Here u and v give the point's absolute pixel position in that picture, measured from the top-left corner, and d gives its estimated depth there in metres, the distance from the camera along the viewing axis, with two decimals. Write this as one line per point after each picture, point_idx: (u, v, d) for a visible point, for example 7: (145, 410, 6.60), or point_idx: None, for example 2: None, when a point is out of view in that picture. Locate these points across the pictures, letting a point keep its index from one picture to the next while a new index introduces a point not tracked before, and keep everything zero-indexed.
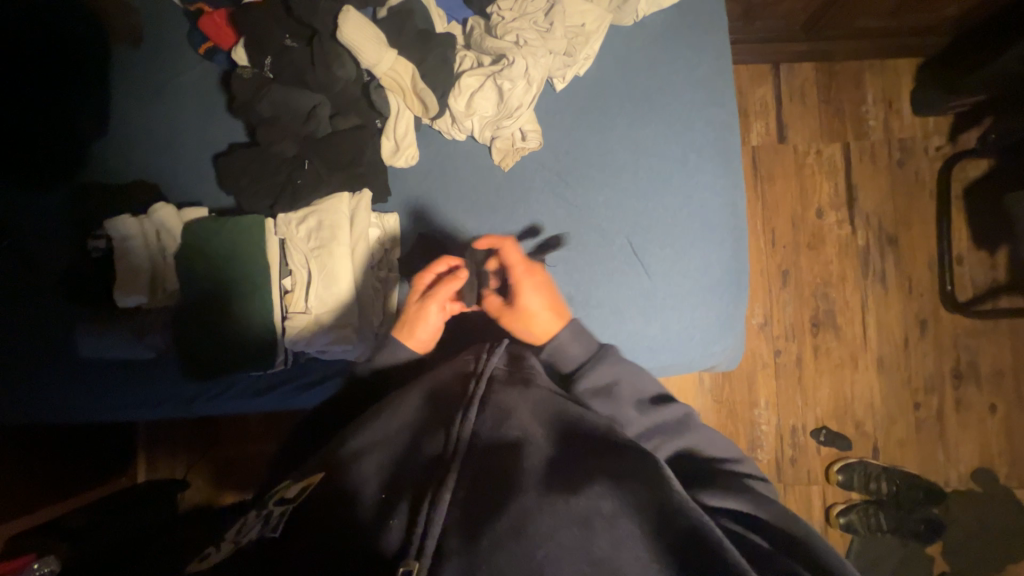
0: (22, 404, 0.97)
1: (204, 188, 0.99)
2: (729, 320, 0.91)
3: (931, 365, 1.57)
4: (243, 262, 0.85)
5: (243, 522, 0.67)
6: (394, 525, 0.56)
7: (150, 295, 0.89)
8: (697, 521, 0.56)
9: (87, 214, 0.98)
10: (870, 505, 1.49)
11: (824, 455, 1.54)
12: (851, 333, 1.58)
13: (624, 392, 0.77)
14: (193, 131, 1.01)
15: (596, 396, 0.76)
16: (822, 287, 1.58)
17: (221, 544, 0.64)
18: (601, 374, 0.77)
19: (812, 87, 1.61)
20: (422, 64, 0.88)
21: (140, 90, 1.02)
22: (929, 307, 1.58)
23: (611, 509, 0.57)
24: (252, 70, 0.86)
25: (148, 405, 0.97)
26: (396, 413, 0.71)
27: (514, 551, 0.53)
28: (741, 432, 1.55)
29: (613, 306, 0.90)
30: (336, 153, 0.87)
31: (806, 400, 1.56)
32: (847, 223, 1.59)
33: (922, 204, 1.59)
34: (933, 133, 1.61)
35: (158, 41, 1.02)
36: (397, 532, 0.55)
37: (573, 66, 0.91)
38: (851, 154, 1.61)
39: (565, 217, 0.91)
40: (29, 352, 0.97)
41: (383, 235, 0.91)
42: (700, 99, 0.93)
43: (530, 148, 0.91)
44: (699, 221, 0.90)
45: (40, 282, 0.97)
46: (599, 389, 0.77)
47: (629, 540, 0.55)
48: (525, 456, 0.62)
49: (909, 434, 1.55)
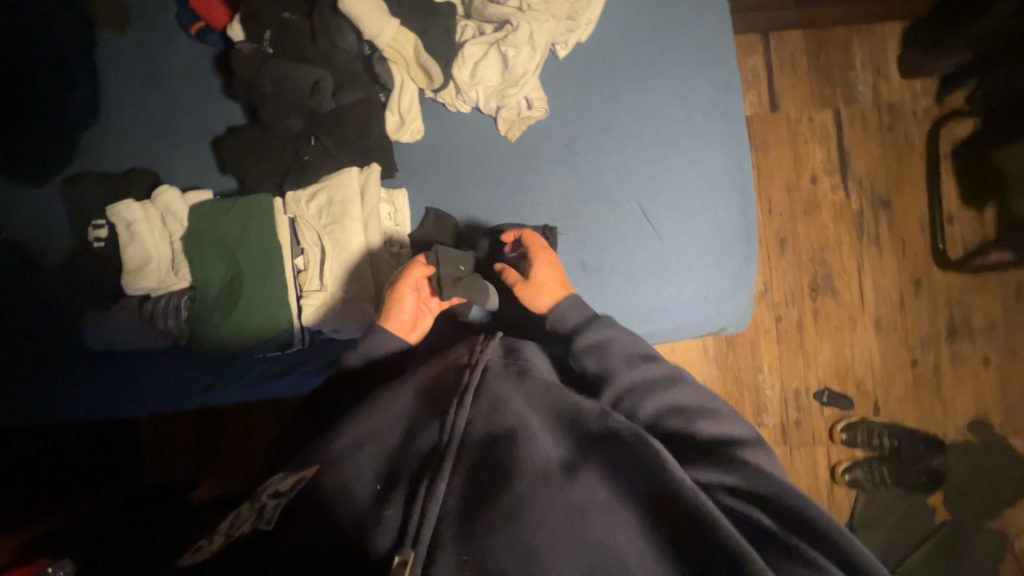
0: (36, 403, 0.95)
1: (203, 173, 0.97)
2: (741, 279, 0.92)
3: (926, 322, 1.61)
4: (253, 243, 0.85)
5: (235, 514, 0.64)
6: (391, 517, 0.58)
7: (159, 282, 0.88)
8: (691, 502, 0.56)
9: (85, 205, 0.95)
10: (874, 460, 1.54)
11: (827, 416, 1.58)
12: (849, 296, 1.61)
13: (623, 353, 0.77)
14: (189, 116, 0.99)
15: (593, 356, 0.77)
16: (819, 252, 1.61)
17: (215, 535, 0.62)
18: (598, 334, 0.78)
19: (802, 54, 1.62)
20: (424, 34, 0.87)
21: (133, 77, 1.00)
22: (923, 266, 1.62)
23: (604, 497, 0.59)
24: (251, 45, 0.84)
25: (159, 397, 0.95)
26: (389, 405, 0.71)
27: (508, 538, 0.55)
28: (746, 398, 1.58)
29: (626, 270, 0.90)
30: (343, 128, 0.86)
31: (808, 363, 1.60)
32: (840, 187, 1.62)
33: (913, 165, 1.62)
34: (922, 94, 1.63)
35: (148, 26, 1.00)
36: (392, 526, 0.57)
37: (576, 32, 0.90)
38: (843, 119, 1.63)
39: (575, 184, 0.91)
40: (35, 349, 0.95)
41: (394, 212, 0.90)
42: (702, 60, 0.93)
43: (536, 116, 0.91)
44: (708, 181, 0.91)
45: (43, 277, 0.96)
46: (597, 348, 0.78)
47: (619, 526, 0.57)
48: (520, 446, 0.63)
49: (908, 390, 1.59)
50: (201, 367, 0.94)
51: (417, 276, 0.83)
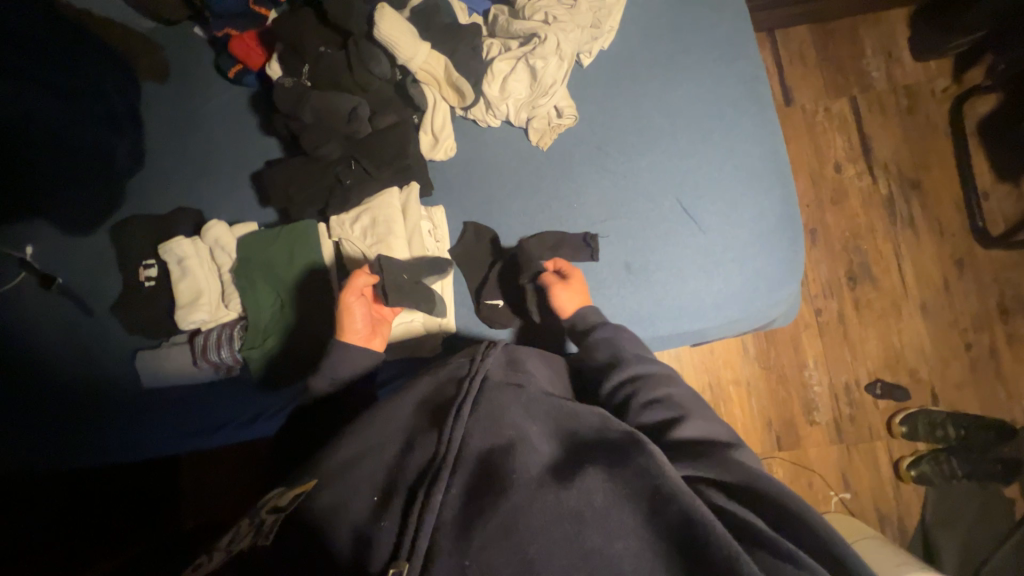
0: (82, 449, 0.94)
1: (244, 208, 1.00)
2: (791, 266, 0.90)
3: (975, 303, 1.54)
4: (302, 268, 0.88)
5: (234, 531, 0.57)
6: (387, 527, 0.52)
7: (212, 314, 0.91)
8: (688, 507, 0.50)
9: (132, 248, 0.98)
10: (940, 452, 1.44)
11: (883, 409, 1.51)
12: (889, 282, 1.56)
13: (632, 350, 0.75)
14: (228, 155, 1.02)
15: (601, 348, 0.76)
16: (852, 240, 1.58)
17: (214, 550, 0.55)
18: (605, 331, 0.78)
19: (810, 47, 1.63)
20: (453, 55, 0.89)
21: (174, 124, 1.05)
22: (963, 246, 1.56)
23: (603, 501, 0.52)
24: (291, 79, 0.88)
25: (207, 433, 0.94)
26: (387, 418, 0.62)
27: (503, 549, 0.49)
28: (794, 395, 1.52)
29: (673, 266, 0.89)
30: (382, 150, 0.88)
31: (854, 354, 1.53)
32: (866, 173, 1.59)
33: (939, 145, 1.59)
34: (939, 74, 1.61)
35: (187, 75, 1.06)
36: (389, 536, 0.51)
37: (599, 39, 0.92)
38: (860, 105, 1.62)
39: (611, 186, 0.91)
40: (94, 392, 0.98)
41: (434, 228, 0.91)
42: (725, 54, 0.94)
43: (566, 124, 0.92)
44: (745, 170, 0.91)
45: (101, 321, 1.00)
46: (605, 342, 0.77)
47: (619, 531, 0.50)
48: (517, 455, 0.56)
49: (966, 375, 1.51)
50: (251, 399, 0.93)
51: (361, 285, 0.80)
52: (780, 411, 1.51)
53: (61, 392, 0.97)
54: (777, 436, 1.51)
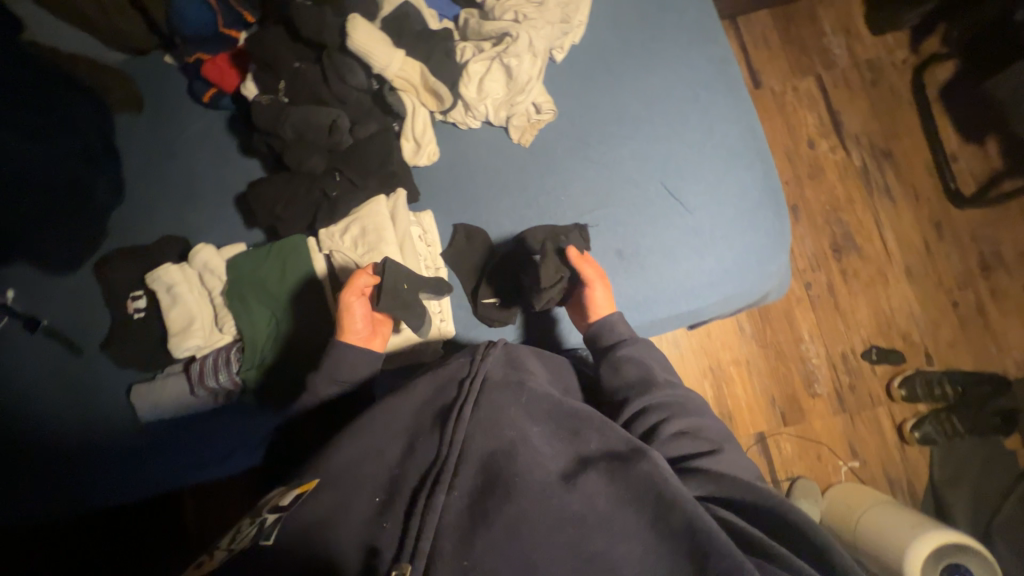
0: (79, 490, 0.92)
1: (230, 231, 0.99)
2: (778, 239, 0.91)
3: (957, 262, 1.58)
4: (296, 283, 0.87)
5: (234, 530, 0.56)
6: (390, 529, 0.52)
7: (205, 338, 0.90)
8: (691, 511, 0.51)
9: (118, 282, 0.96)
10: (941, 411, 1.46)
11: (881, 375, 1.53)
12: (873, 250, 1.59)
13: (664, 374, 0.74)
14: (210, 180, 1.01)
15: (632, 365, 0.73)
16: (833, 213, 1.61)
17: (218, 548, 0.54)
18: (636, 349, 0.75)
19: (772, 30, 1.68)
20: (428, 61, 0.90)
21: (152, 154, 1.04)
22: (939, 208, 1.60)
23: (604, 505, 0.54)
24: (268, 97, 0.88)
25: (212, 465, 0.93)
26: (387, 420, 0.61)
27: (506, 552, 0.50)
28: (794, 370, 1.54)
29: (664, 248, 0.90)
30: (366, 160, 0.89)
31: (847, 324, 1.56)
32: (839, 147, 1.63)
33: (906, 113, 1.64)
34: (898, 46, 1.66)
35: (161, 104, 1.05)
36: (393, 537, 0.52)
37: (570, 33, 0.94)
38: (826, 82, 1.66)
39: (596, 176, 0.93)
40: (88, 435, 0.95)
41: (424, 233, 0.91)
42: (693, 39, 0.96)
43: (545, 119, 0.94)
44: (724, 148, 0.92)
45: (91, 359, 0.97)
46: (634, 360, 0.74)
47: (620, 534, 0.52)
48: (519, 459, 0.56)
49: (957, 334, 1.54)
50: (254, 422, 0.92)
51: (363, 285, 0.80)
52: (782, 387, 1.53)
53: (55, 436, 0.94)
54: (782, 412, 1.52)
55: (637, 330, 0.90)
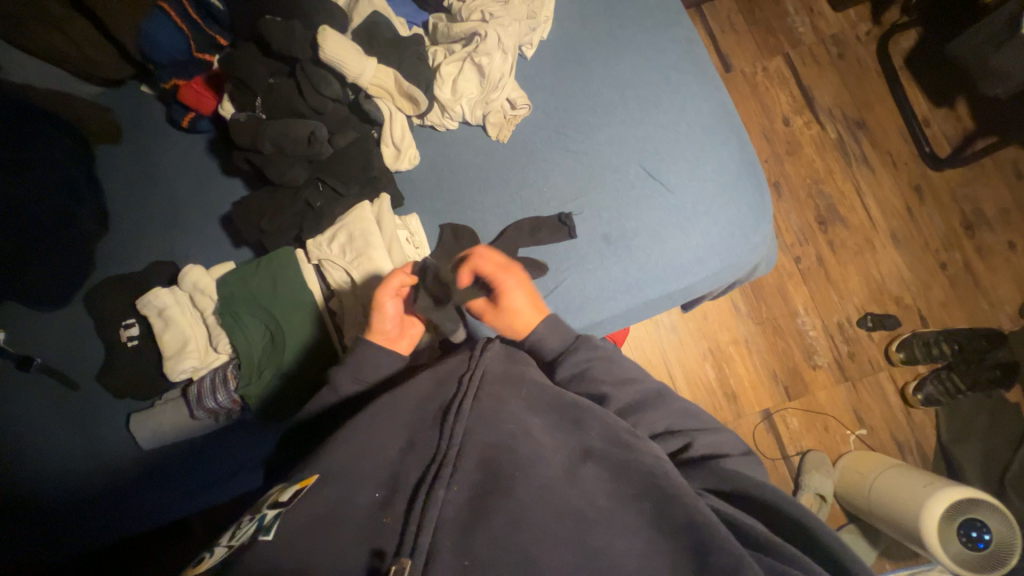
0: (88, 523, 0.92)
1: (219, 251, 0.99)
2: (760, 212, 0.93)
3: (940, 224, 1.60)
4: (286, 295, 0.87)
5: (235, 526, 0.55)
6: (390, 524, 0.51)
7: (201, 358, 0.90)
8: (691, 508, 0.51)
9: (109, 312, 0.96)
10: (941, 371, 1.47)
11: (878, 340, 1.54)
12: (857, 219, 1.61)
13: (610, 380, 0.70)
14: (195, 203, 1.02)
15: (578, 385, 0.71)
16: (815, 186, 1.63)
17: (218, 545, 0.54)
18: (573, 364, 0.71)
19: (737, 15, 1.72)
20: (401, 65, 0.91)
21: (134, 183, 1.04)
22: (917, 172, 1.63)
23: (604, 501, 0.54)
24: (246, 114, 0.88)
25: (219, 486, 0.94)
26: (388, 420, 0.62)
27: (509, 546, 0.48)
28: (793, 344, 1.55)
29: (649, 229, 0.91)
30: (347, 167, 0.89)
31: (840, 293, 1.57)
32: (814, 121, 1.66)
33: (875, 83, 1.67)
34: (860, 20, 1.70)
35: (141, 133, 1.06)
36: (393, 533, 0.50)
37: (538, 29, 0.96)
38: (795, 60, 1.70)
39: (576, 165, 0.94)
40: (90, 467, 0.94)
41: (411, 235, 0.92)
42: (658, 25, 0.98)
43: (522, 113, 0.95)
44: (699, 127, 0.94)
45: (89, 393, 0.97)
46: (575, 376, 0.71)
47: (622, 531, 0.51)
48: (520, 452, 0.56)
49: (948, 293, 1.56)
50: (262, 438, 0.93)
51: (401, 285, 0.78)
52: (782, 361, 1.54)
53: (57, 474, 0.93)
54: (785, 387, 1.53)
55: (631, 312, 0.91)
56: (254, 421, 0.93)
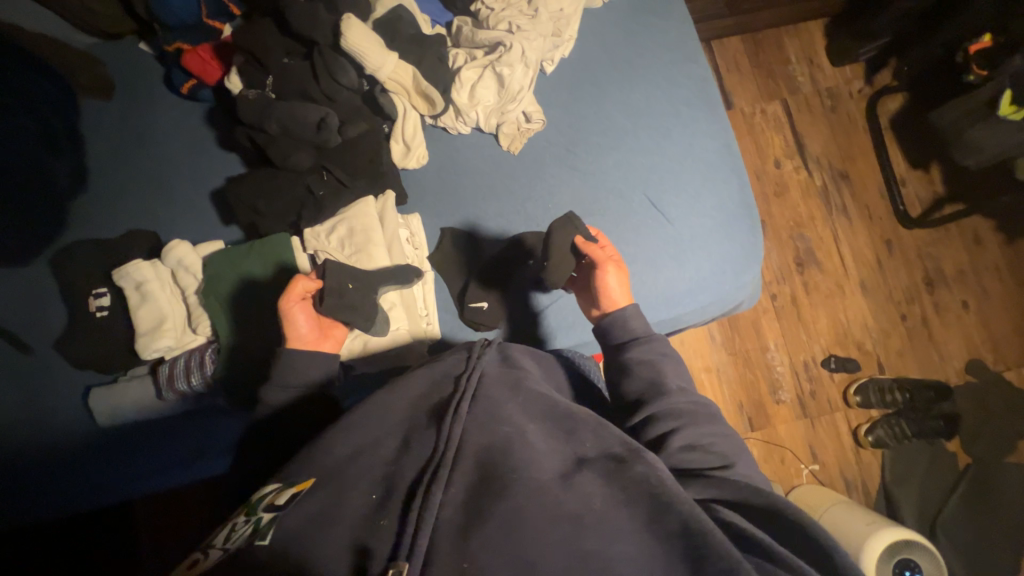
0: (27, 499, 0.86)
1: (207, 226, 0.95)
2: (752, 251, 0.96)
3: (905, 278, 1.70)
4: (274, 284, 0.85)
5: (231, 526, 0.55)
6: (387, 526, 0.50)
7: (177, 339, 0.86)
8: (686, 514, 0.51)
9: (80, 278, 0.90)
10: (891, 416, 1.56)
11: (838, 381, 1.62)
12: (832, 265, 1.70)
13: (676, 381, 0.74)
14: (185, 174, 0.97)
15: (642, 368, 0.75)
16: (796, 229, 1.71)
17: (212, 548, 0.53)
18: (649, 350, 0.76)
19: (743, 55, 1.78)
20: (421, 65, 0.91)
21: (120, 144, 0.99)
22: (890, 227, 1.72)
23: (600, 505, 0.53)
24: (255, 91, 0.86)
25: (179, 469, 0.89)
26: (382, 416, 0.61)
27: (505, 549, 0.48)
28: (760, 377, 1.61)
29: (646, 257, 0.93)
30: (354, 159, 0.88)
31: (808, 333, 1.65)
32: (802, 167, 1.74)
33: (861, 139, 1.76)
34: (854, 78, 1.79)
35: (133, 93, 1.00)
36: (389, 534, 0.49)
37: (560, 47, 0.97)
38: (791, 107, 1.77)
39: (582, 184, 0.95)
40: (35, 440, 0.88)
41: (412, 236, 0.92)
42: (675, 60, 1.01)
43: (535, 128, 0.96)
44: (704, 163, 0.97)
45: (46, 360, 0.91)
46: (646, 361, 0.75)
47: (616, 534, 0.51)
48: (515, 456, 0.56)
49: (905, 344, 1.65)
50: (233, 424, 0.90)
51: (307, 289, 0.79)
52: (749, 393, 1.60)
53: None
54: (749, 417, 1.59)
55: None
56: (226, 406, 0.88)
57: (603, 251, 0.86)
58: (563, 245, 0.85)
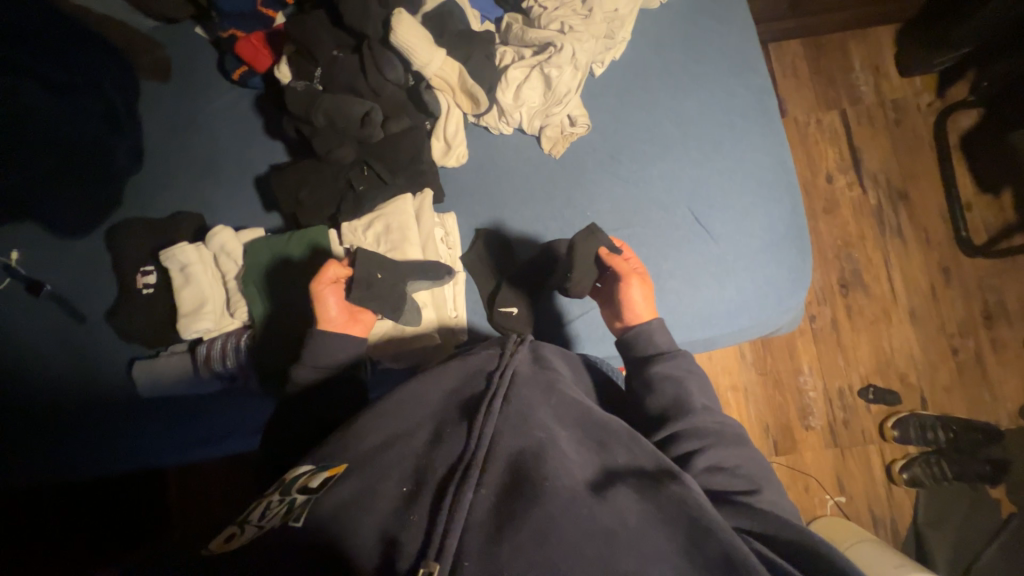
0: (71, 457, 0.91)
1: (249, 212, 0.97)
2: (800, 275, 0.91)
3: (960, 310, 1.57)
4: (309, 267, 0.88)
5: (265, 503, 0.56)
6: (417, 521, 0.49)
7: (217, 321, 0.89)
8: (728, 542, 0.49)
9: (129, 254, 0.94)
10: (931, 455, 1.46)
11: (875, 413, 1.53)
12: (880, 289, 1.59)
13: (702, 399, 0.71)
14: (231, 158, 0.99)
15: (666, 384, 0.72)
16: (845, 248, 1.60)
17: (246, 522, 0.54)
18: (676, 366, 0.73)
19: (802, 60, 1.67)
20: (468, 62, 0.89)
21: (172, 126, 1.02)
22: (949, 254, 1.60)
23: (636, 521, 0.51)
24: (304, 83, 0.87)
25: (211, 443, 0.93)
26: (413, 408, 0.62)
27: (536, 558, 0.47)
28: (790, 401, 1.54)
29: (685, 274, 0.90)
30: (397, 155, 0.88)
31: (847, 360, 1.56)
32: (857, 183, 1.62)
33: (925, 156, 1.63)
34: (923, 90, 1.65)
35: (187, 77, 1.03)
36: (418, 529, 0.49)
37: (613, 49, 0.94)
38: (850, 118, 1.65)
39: (623, 194, 0.92)
40: (81, 404, 0.93)
41: (447, 235, 0.91)
42: (732, 68, 0.96)
43: (579, 132, 0.93)
44: (756, 179, 0.92)
45: (94, 330, 0.95)
46: (672, 377, 0.73)
47: (652, 555, 0.49)
48: (547, 462, 0.54)
49: (953, 380, 1.54)
50: (262, 406, 0.92)
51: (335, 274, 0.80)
52: (776, 416, 1.53)
53: (49, 403, 0.92)
54: (775, 441, 1.52)
55: None
56: (257, 390, 0.91)
57: (627, 263, 0.84)
58: (585, 256, 0.83)
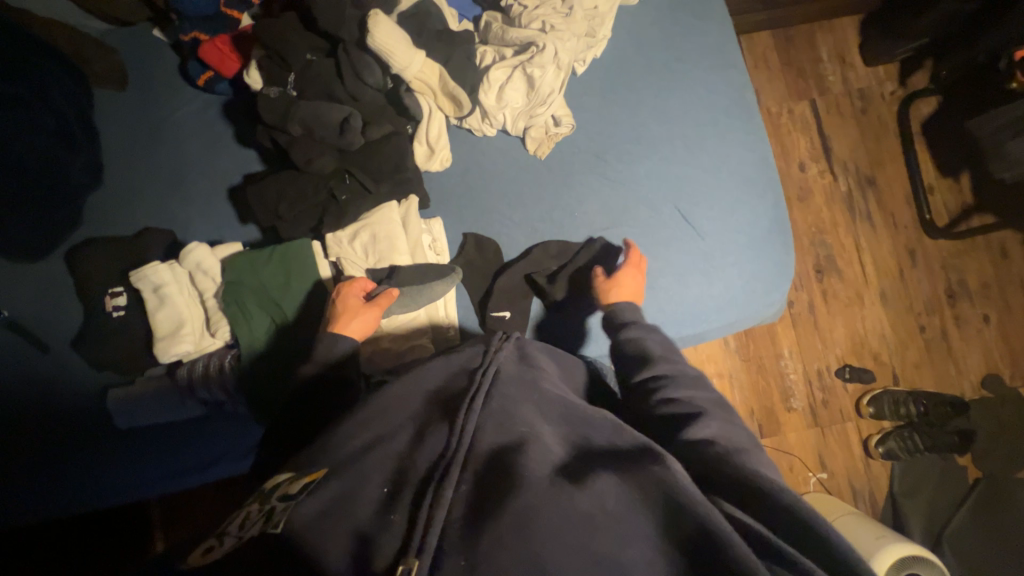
0: (42, 495, 0.86)
1: (223, 225, 0.93)
2: (784, 269, 0.93)
3: (926, 289, 1.65)
4: (286, 276, 0.85)
5: (242, 515, 0.51)
6: (398, 521, 0.47)
7: (196, 344, 0.86)
8: (704, 514, 0.45)
9: (94, 276, 0.88)
10: (903, 429, 1.53)
11: (852, 392, 1.59)
12: (852, 273, 1.64)
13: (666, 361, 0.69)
14: (200, 168, 0.94)
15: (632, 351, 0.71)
16: (818, 234, 1.65)
17: (223, 534, 0.49)
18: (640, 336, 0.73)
19: (772, 52, 1.70)
20: (448, 63, 0.88)
21: (133, 135, 0.96)
22: (915, 237, 1.67)
23: (615, 506, 0.48)
24: (277, 89, 0.83)
25: (195, 470, 0.89)
26: (394, 409, 0.59)
27: (516, 548, 0.44)
28: (773, 385, 1.58)
29: (674, 272, 0.91)
30: (380, 163, 0.86)
31: (825, 342, 1.61)
32: (828, 171, 1.67)
33: (891, 142, 1.69)
34: (886, 79, 1.71)
35: (146, 84, 0.97)
36: (398, 530, 0.46)
37: (594, 47, 0.93)
38: (820, 107, 1.69)
39: (610, 194, 0.92)
40: (46, 439, 0.87)
41: (434, 242, 0.90)
42: (712, 64, 0.97)
43: (563, 132, 0.92)
44: (738, 174, 0.94)
45: (60, 358, 0.90)
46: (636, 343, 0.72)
47: (633, 538, 0.46)
48: (529, 453, 0.52)
49: (922, 356, 1.62)
50: (251, 429, 0.90)
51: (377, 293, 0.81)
52: (760, 400, 1.57)
53: (11, 439, 0.86)
54: (759, 424, 1.57)
55: None
56: (246, 413, 0.88)
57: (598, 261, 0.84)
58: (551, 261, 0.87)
